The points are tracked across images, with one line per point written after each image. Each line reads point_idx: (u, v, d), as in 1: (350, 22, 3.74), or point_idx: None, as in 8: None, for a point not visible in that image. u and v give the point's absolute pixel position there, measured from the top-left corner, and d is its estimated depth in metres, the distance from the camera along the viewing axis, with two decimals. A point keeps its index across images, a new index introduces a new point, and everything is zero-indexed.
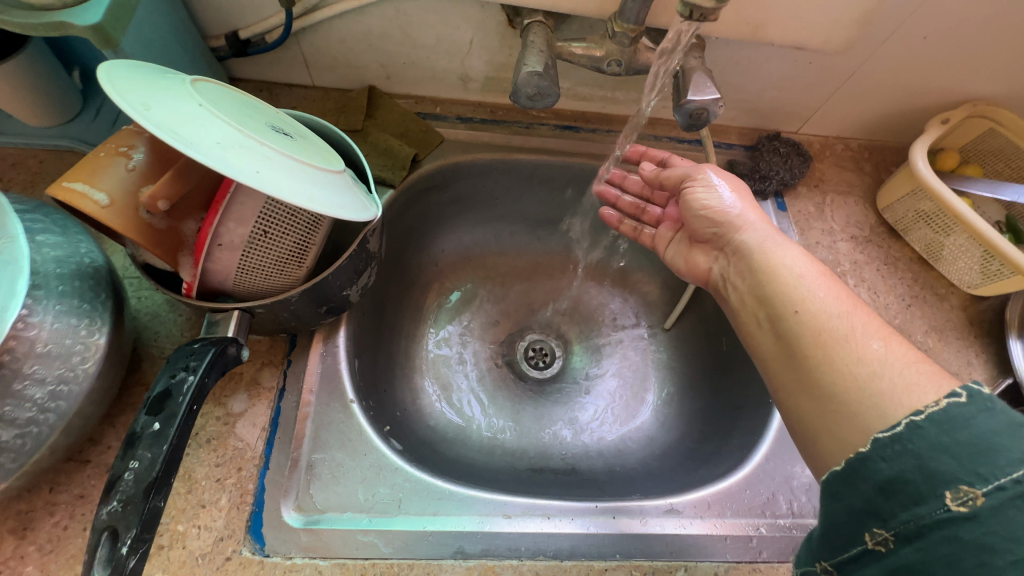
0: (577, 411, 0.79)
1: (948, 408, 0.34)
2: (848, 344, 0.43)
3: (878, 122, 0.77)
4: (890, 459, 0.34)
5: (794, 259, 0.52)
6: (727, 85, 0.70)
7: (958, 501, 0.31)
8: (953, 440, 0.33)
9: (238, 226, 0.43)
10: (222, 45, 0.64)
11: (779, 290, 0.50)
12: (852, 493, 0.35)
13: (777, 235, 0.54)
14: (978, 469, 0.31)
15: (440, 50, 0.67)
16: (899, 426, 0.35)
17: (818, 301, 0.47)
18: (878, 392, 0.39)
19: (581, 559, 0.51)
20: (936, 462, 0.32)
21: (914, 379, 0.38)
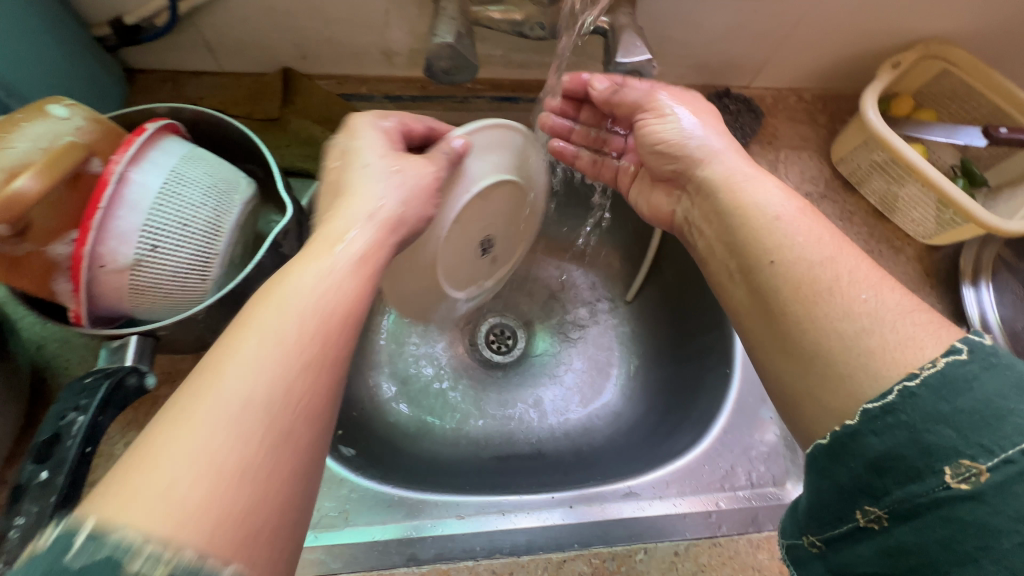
0: (542, 391, 0.77)
1: (947, 369, 0.30)
2: (833, 299, 0.37)
3: (831, 70, 0.73)
4: (880, 433, 0.30)
5: (769, 194, 0.45)
6: (669, 41, 0.66)
7: (959, 478, 0.28)
8: (955, 408, 0.29)
9: (118, 244, 0.39)
10: (108, 34, 0.58)
11: (753, 240, 0.43)
12: (840, 472, 0.32)
13: (748, 167, 0.47)
14: (982, 441, 0.28)
15: (355, 23, 0.60)
16: (891, 395, 0.31)
17: (795, 250, 0.40)
18: (865, 349, 0.34)
19: (540, 553, 0.50)
20: (933, 434, 0.29)
21: (911, 332, 0.34)
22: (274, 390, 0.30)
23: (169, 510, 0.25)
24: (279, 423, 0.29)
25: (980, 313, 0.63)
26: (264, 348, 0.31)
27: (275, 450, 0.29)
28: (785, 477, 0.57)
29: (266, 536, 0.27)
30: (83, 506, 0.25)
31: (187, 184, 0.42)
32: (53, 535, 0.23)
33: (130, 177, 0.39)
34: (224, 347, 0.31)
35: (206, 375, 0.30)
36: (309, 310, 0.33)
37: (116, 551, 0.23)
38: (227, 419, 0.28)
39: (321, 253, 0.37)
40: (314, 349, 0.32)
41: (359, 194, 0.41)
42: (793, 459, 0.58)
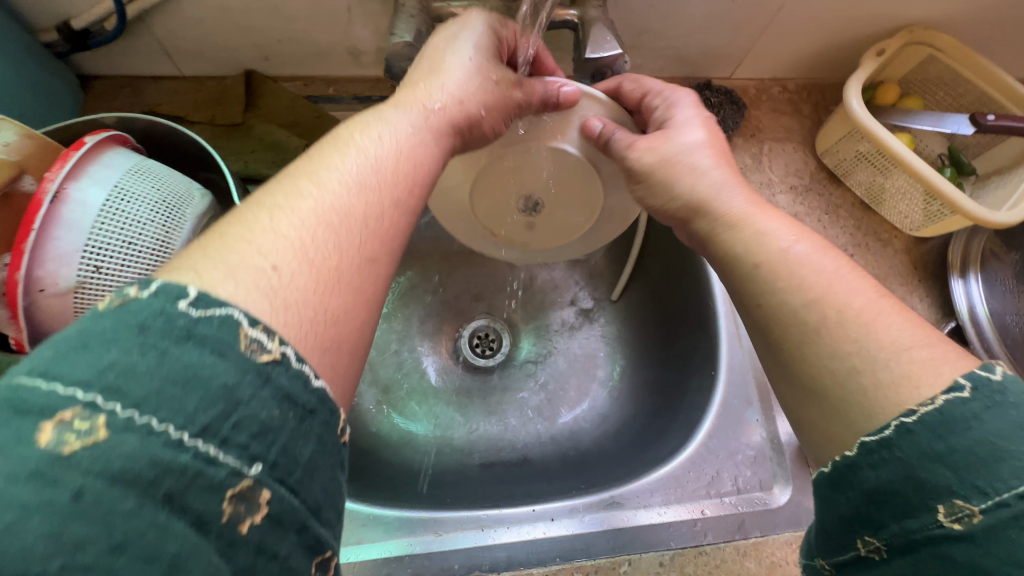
0: (527, 396, 0.74)
1: (946, 407, 0.26)
2: (820, 339, 0.33)
3: (815, 58, 0.71)
4: (878, 467, 0.27)
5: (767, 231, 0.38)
6: (647, 32, 0.63)
7: (951, 517, 0.25)
8: (950, 448, 0.25)
9: (57, 266, 0.36)
10: (56, 39, 0.55)
11: (740, 273, 0.38)
12: (838, 498, 0.28)
13: (741, 203, 0.40)
14: (976, 482, 0.25)
15: (318, 22, 0.57)
16: (887, 429, 0.27)
17: (782, 287, 0.35)
18: (856, 389, 0.30)
19: (519, 569, 0.50)
20: (927, 472, 0.25)
21: (904, 371, 0.29)
22: (366, 214, 0.30)
23: (271, 290, 0.24)
24: (368, 244, 0.29)
25: (969, 305, 0.62)
26: (357, 174, 0.31)
27: (362, 271, 0.29)
28: (772, 481, 0.56)
29: (347, 350, 0.27)
30: (172, 274, 0.23)
31: (133, 200, 0.40)
32: (146, 289, 0.21)
33: (70, 196, 0.37)
34: (313, 162, 0.31)
35: (302, 182, 0.29)
36: (396, 153, 0.33)
37: (229, 319, 0.22)
38: (324, 223, 0.28)
39: (408, 106, 0.37)
40: (400, 189, 0.33)
41: (446, 73, 0.39)
42: (779, 462, 0.57)
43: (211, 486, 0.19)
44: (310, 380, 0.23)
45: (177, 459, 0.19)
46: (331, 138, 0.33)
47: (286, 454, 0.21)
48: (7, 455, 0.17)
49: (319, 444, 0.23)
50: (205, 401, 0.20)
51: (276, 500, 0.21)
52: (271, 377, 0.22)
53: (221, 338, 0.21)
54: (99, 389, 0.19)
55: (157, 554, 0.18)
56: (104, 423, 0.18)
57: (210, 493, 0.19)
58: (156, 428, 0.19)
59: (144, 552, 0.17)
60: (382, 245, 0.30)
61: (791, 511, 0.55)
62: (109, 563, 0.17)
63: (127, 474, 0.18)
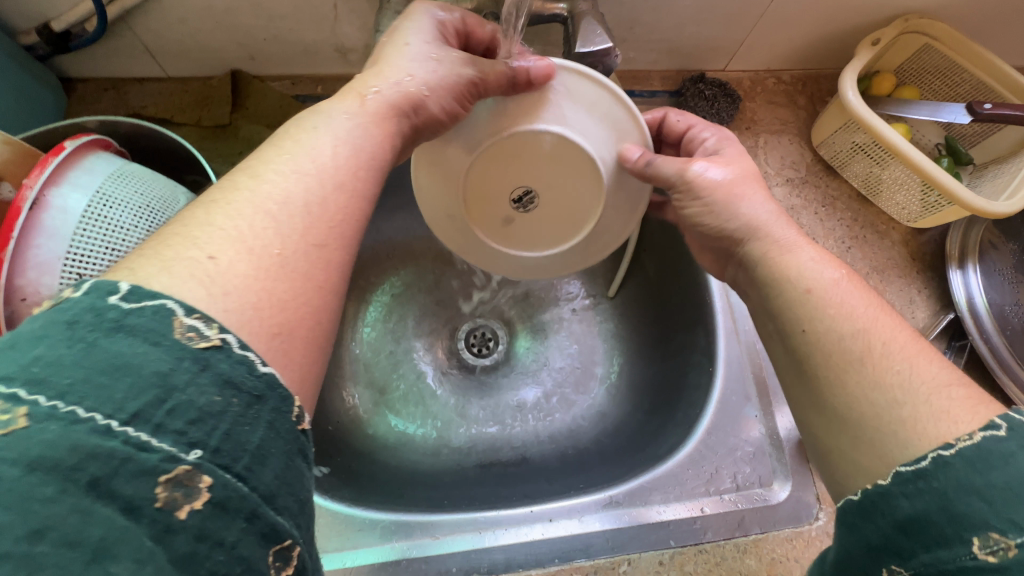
0: (524, 392, 0.73)
1: (983, 442, 0.27)
2: (865, 370, 0.33)
3: (810, 49, 0.70)
4: (911, 497, 0.27)
5: (814, 264, 0.39)
6: (639, 24, 0.63)
7: (986, 549, 0.24)
8: (987, 482, 0.25)
9: (39, 275, 0.36)
10: (37, 42, 0.54)
11: (786, 300, 0.39)
12: (869, 527, 0.29)
13: (791, 237, 0.41)
14: (1013, 516, 0.24)
15: (303, 19, 0.56)
16: (924, 461, 0.28)
17: (830, 315, 0.36)
18: (895, 421, 0.31)
19: (518, 570, 0.49)
20: (962, 503, 0.25)
21: (944, 407, 0.30)
22: (308, 201, 0.29)
23: (209, 279, 0.24)
24: (316, 231, 0.28)
25: (968, 297, 0.62)
26: (298, 165, 0.30)
27: (310, 260, 0.28)
28: (772, 477, 0.56)
29: (302, 335, 0.26)
30: (113, 273, 0.23)
31: (116, 206, 0.39)
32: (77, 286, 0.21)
33: (51, 203, 0.36)
34: (256, 158, 0.30)
35: (239, 177, 0.29)
36: (342, 141, 0.32)
37: (163, 308, 0.21)
38: (266, 214, 0.27)
39: (353, 97, 0.36)
40: (350, 175, 0.32)
41: (392, 65, 0.38)
42: (778, 457, 0.57)
43: (142, 471, 0.18)
44: (256, 366, 0.22)
45: (105, 444, 0.18)
46: (275, 135, 0.32)
47: (231, 439, 0.20)
48: None
49: (271, 430, 0.22)
50: (136, 388, 0.19)
51: (220, 486, 0.20)
52: (209, 363, 0.21)
53: (154, 327, 0.21)
54: (21, 381, 0.18)
55: (81, 538, 0.17)
56: (24, 413, 0.18)
57: (141, 478, 0.18)
58: (81, 416, 0.18)
59: (65, 537, 0.17)
60: (333, 233, 0.29)
61: (792, 506, 0.55)
62: (27, 547, 0.16)
63: (46, 462, 0.17)
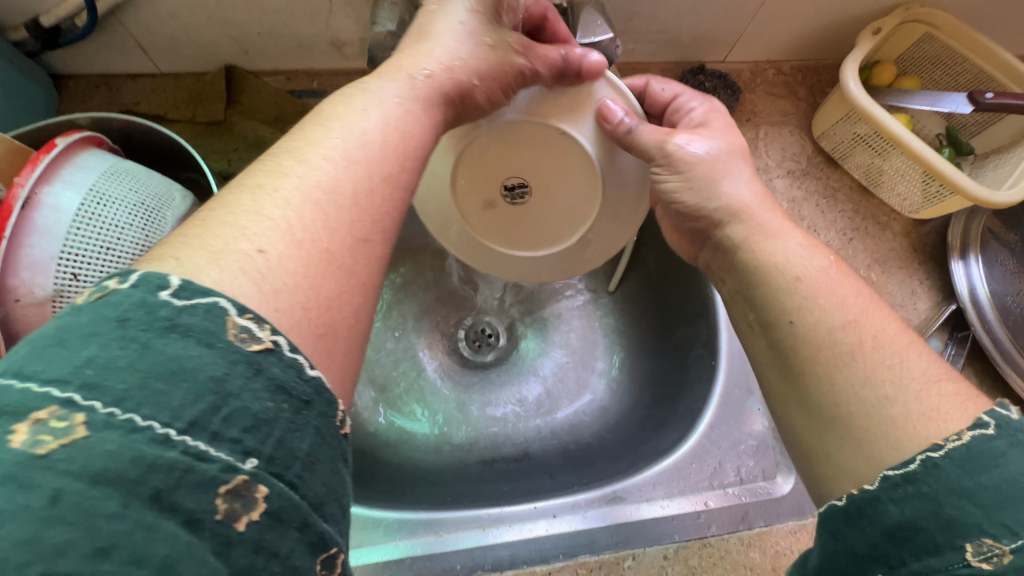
0: (525, 388, 0.73)
1: (973, 444, 0.26)
2: (856, 364, 0.32)
3: (810, 39, 0.70)
4: (900, 503, 0.26)
5: (796, 250, 0.38)
6: (637, 16, 0.62)
7: (979, 556, 0.24)
8: (978, 485, 0.25)
9: (33, 275, 0.35)
10: (26, 38, 0.53)
11: (769, 291, 0.38)
12: (854, 535, 0.28)
13: (773, 220, 0.41)
14: (1005, 520, 0.24)
15: (297, 13, 0.55)
16: (912, 464, 0.27)
17: (819, 307, 0.35)
18: (887, 419, 0.30)
19: (522, 567, 0.49)
20: (954, 508, 0.25)
21: (932, 404, 0.29)
22: (356, 191, 0.28)
23: (258, 274, 0.23)
24: (360, 222, 0.28)
25: (969, 288, 0.61)
26: (344, 148, 0.29)
27: (354, 253, 0.27)
28: (774, 470, 0.56)
29: (342, 335, 0.25)
30: (155, 263, 0.22)
31: (110, 203, 0.38)
32: (123, 280, 0.21)
33: (43, 201, 0.36)
34: (298, 138, 0.30)
35: (285, 160, 0.28)
36: (388, 126, 0.32)
37: (216, 307, 0.21)
38: (314, 200, 0.27)
39: (399, 77, 0.35)
40: (395, 165, 0.31)
41: (438, 44, 0.38)
42: (781, 450, 0.57)
43: (203, 482, 0.18)
44: (305, 370, 0.22)
45: (164, 455, 0.18)
46: (317, 113, 0.31)
47: (283, 447, 0.20)
48: None
49: (319, 437, 0.22)
50: (193, 394, 0.19)
51: (275, 496, 0.19)
52: (262, 367, 0.21)
53: (207, 327, 0.20)
54: (76, 386, 0.18)
55: (145, 556, 0.16)
56: (82, 421, 0.17)
57: (201, 490, 0.18)
58: (139, 424, 0.18)
59: (131, 555, 0.16)
60: (376, 226, 0.29)
61: (794, 499, 0.54)
62: (92, 568, 0.16)
63: (109, 474, 0.17)
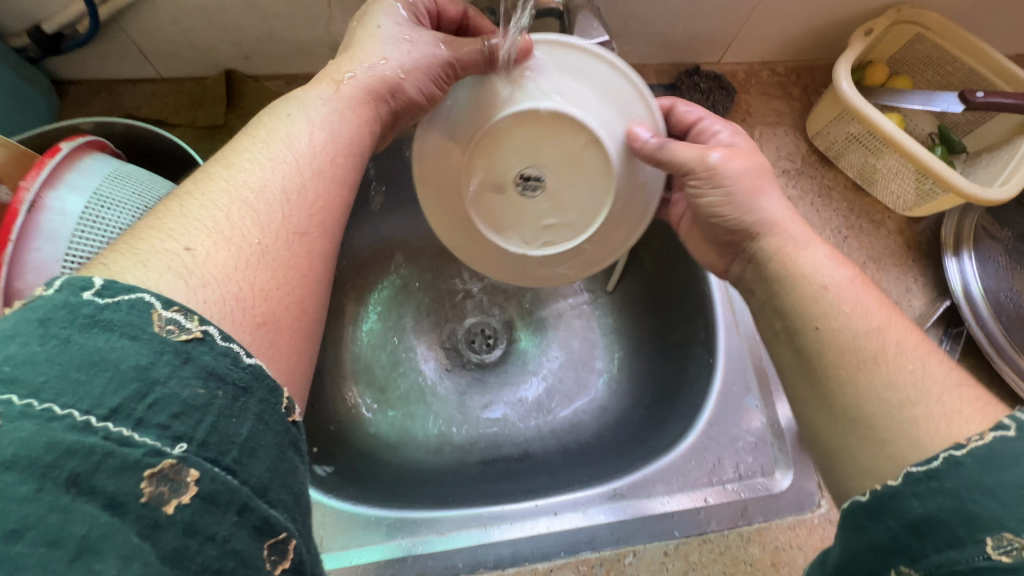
0: (525, 388, 0.74)
1: (996, 443, 0.26)
2: (881, 369, 0.33)
3: (804, 40, 0.71)
4: (922, 497, 0.27)
5: (826, 262, 0.39)
6: (633, 19, 0.63)
7: (1000, 551, 0.24)
8: (999, 483, 0.25)
9: (38, 277, 0.35)
10: (28, 44, 0.53)
11: (798, 298, 0.39)
12: (878, 528, 0.28)
13: (800, 232, 0.42)
14: None
15: (297, 18, 0.56)
16: (935, 462, 0.27)
17: (844, 314, 0.36)
18: (909, 421, 0.31)
19: (524, 564, 0.50)
20: (974, 504, 0.25)
21: (955, 406, 0.30)
22: (283, 194, 0.31)
23: (187, 270, 0.25)
24: (291, 222, 0.31)
25: (964, 284, 0.62)
26: (270, 157, 0.32)
27: (282, 248, 0.30)
28: (773, 466, 0.57)
29: (283, 325, 0.28)
30: (89, 271, 0.24)
31: (114, 207, 0.39)
32: (50, 286, 0.22)
33: (48, 204, 0.36)
34: (231, 152, 0.32)
35: (215, 171, 0.31)
36: (315, 133, 0.35)
37: (141, 302, 0.22)
38: (242, 200, 0.29)
39: (330, 92, 0.38)
40: (325, 166, 0.34)
41: (364, 56, 0.40)
42: (780, 447, 0.57)
43: (125, 466, 0.19)
44: (240, 358, 0.23)
45: (82, 441, 0.19)
46: (248, 129, 0.34)
47: (216, 431, 0.21)
48: None
49: (261, 423, 0.23)
50: (115, 383, 0.20)
51: (207, 479, 0.20)
52: (188, 356, 0.22)
53: (133, 322, 0.22)
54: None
55: (62, 536, 0.17)
56: None
57: (125, 472, 0.19)
58: (57, 413, 0.19)
59: (45, 535, 0.17)
60: (309, 226, 0.31)
61: (793, 495, 0.55)
62: (4, 548, 0.16)
63: (22, 458, 0.18)
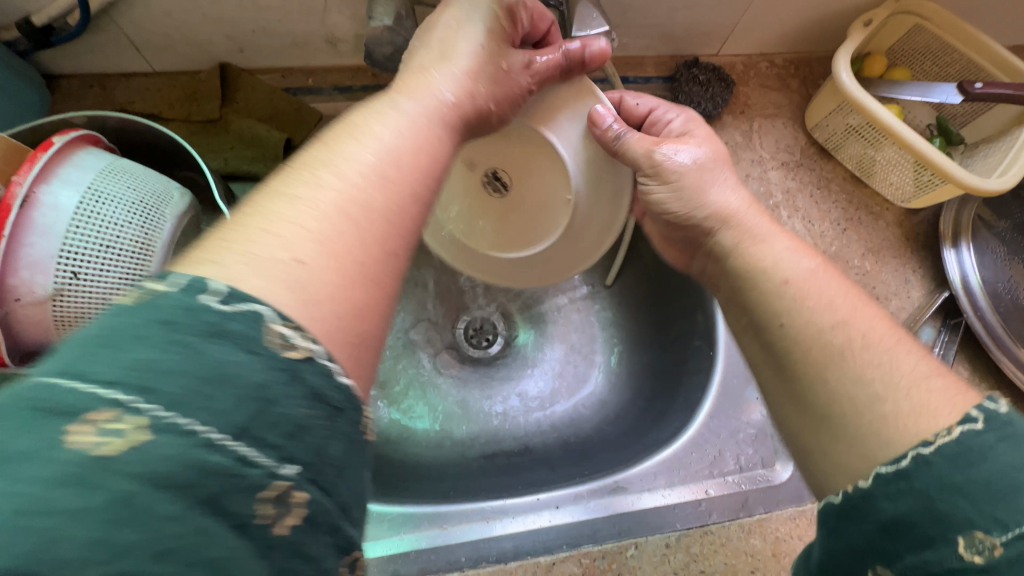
0: (525, 383, 0.74)
1: (962, 438, 0.26)
2: (846, 365, 0.33)
3: (802, 32, 0.70)
4: (894, 498, 0.26)
5: (786, 256, 0.40)
6: (632, 10, 0.62)
7: (972, 550, 0.24)
8: (967, 479, 0.25)
9: (35, 274, 0.35)
10: (18, 37, 0.52)
11: (761, 295, 0.39)
12: (851, 529, 0.27)
13: (763, 227, 0.42)
14: (997, 514, 0.24)
15: (292, 10, 0.55)
16: (905, 460, 0.27)
17: (807, 308, 0.36)
18: (876, 417, 0.30)
19: (527, 557, 0.49)
20: (947, 503, 0.24)
21: (920, 401, 0.29)
22: (385, 207, 0.28)
23: (297, 283, 0.23)
24: (388, 238, 0.28)
25: (962, 275, 0.62)
26: (364, 160, 0.29)
27: (369, 261, 0.26)
28: (773, 458, 0.57)
29: (369, 345, 0.25)
30: (195, 266, 0.22)
31: (109, 201, 0.38)
32: (169, 283, 0.20)
33: (42, 200, 0.36)
34: (326, 150, 0.29)
35: (315, 171, 0.27)
36: (406, 138, 0.31)
37: (258, 315, 0.20)
38: (339, 210, 0.26)
39: (413, 93, 0.35)
40: (416, 177, 0.30)
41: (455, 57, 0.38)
42: (780, 438, 0.58)
43: (251, 487, 0.18)
44: (338, 377, 0.22)
45: (215, 461, 0.18)
46: (332, 130, 0.31)
47: (319, 453, 0.20)
48: (33, 462, 0.16)
49: (351, 443, 0.22)
50: (240, 403, 0.19)
51: (314, 500, 0.20)
52: (300, 374, 0.20)
53: (248, 334, 0.20)
54: (135, 389, 0.18)
55: (200, 557, 0.17)
56: (137, 424, 0.17)
57: (250, 494, 0.18)
58: (191, 428, 0.18)
59: (187, 556, 0.17)
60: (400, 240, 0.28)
61: (794, 486, 0.55)
62: (154, 567, 0.16)
63: (165, 478, 0.17)
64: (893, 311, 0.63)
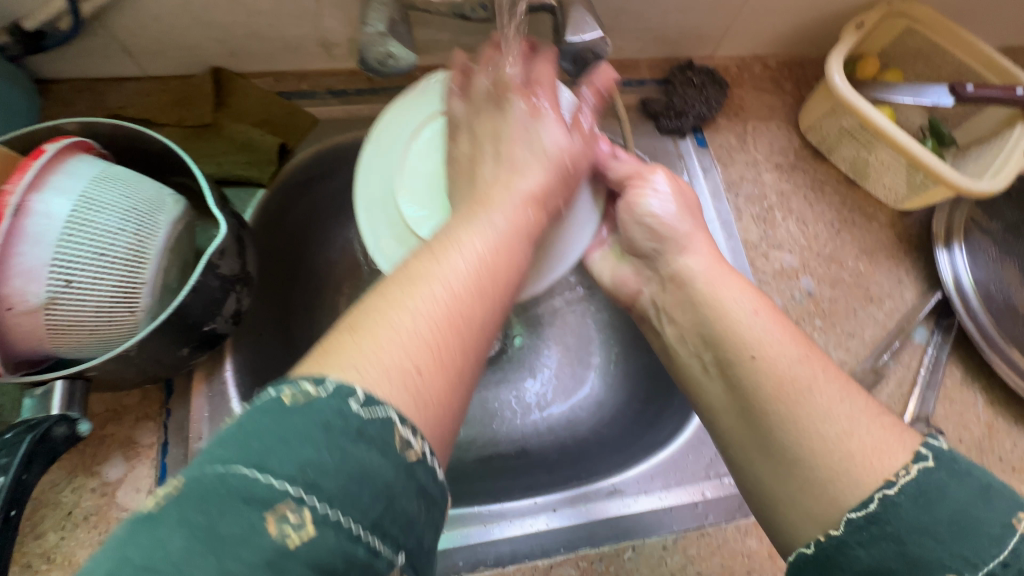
0: (523, 385, 0.73)
1: (920, 477, 0.30)
2: (816, 397, 0.35)
3: (795, 34, 0.71)
4: (868, 545, 0.29)
5: (746, 290, 0.43)
6: (625, 13, 0.62)
7: None
8: (933, 520, 0.29)
9: (27, 283, 0.35)
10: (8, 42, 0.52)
11: (733, 327, 0.41)
12: None
13: (724, 263, 0.47)
14: (963, 553, 0.28)
15: (285, 14, 0.55)
16: (873, 503, 0.30)
17: (775, 343, 0.39)
18: (846, 454, 0.32)
19: (525, 561, 0.49)
20: (917, 546, 0.28)
21: (879, 436, 0.32)
22: (472, 314, 0.32)
23: (413, 392, 0.28)
24: (474, 341, 0.32)
25: (954, 276, 0.63)
26: (461, 271, 0.33)
27: (461, 366, 0.31)
28: None
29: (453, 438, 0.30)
30: (338, 368, 0.27)
31: (101, 209, 0.38)
32: (321, 387, 0.25)
33: (34, 208, 0.36)
34: (430, 259, 0.34)
35: (420, 281, 0.32)
36: (498, 247, 0.37)
37: (387, 420, 0.26)
38: (442, 322, 0.31)
39: (503, 203, 0.40)
40: (499, 284, 0.35)
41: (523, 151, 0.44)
42: None
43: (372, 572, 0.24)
44: (437, 474, 0.27)
45: (355, 549, 0.23)
46: (432, 241, 0.36)
47: (415, 540, 0.26)
48: (246, 543, 0.21)
49: (435, 531, 0.27)
50: (373, 497, 0.24)
51: None
52: (413, 472, 0.26)
53: (383, 439, 0.25)
54: (303, 485, 0.23)
55: None
56: (309, 516, 0.23)
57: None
58: (341, 522, 0.23)
59: None
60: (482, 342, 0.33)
61: None
62: None
63: (325, 562, 0.22)
64: (886, 313, 0.63)
